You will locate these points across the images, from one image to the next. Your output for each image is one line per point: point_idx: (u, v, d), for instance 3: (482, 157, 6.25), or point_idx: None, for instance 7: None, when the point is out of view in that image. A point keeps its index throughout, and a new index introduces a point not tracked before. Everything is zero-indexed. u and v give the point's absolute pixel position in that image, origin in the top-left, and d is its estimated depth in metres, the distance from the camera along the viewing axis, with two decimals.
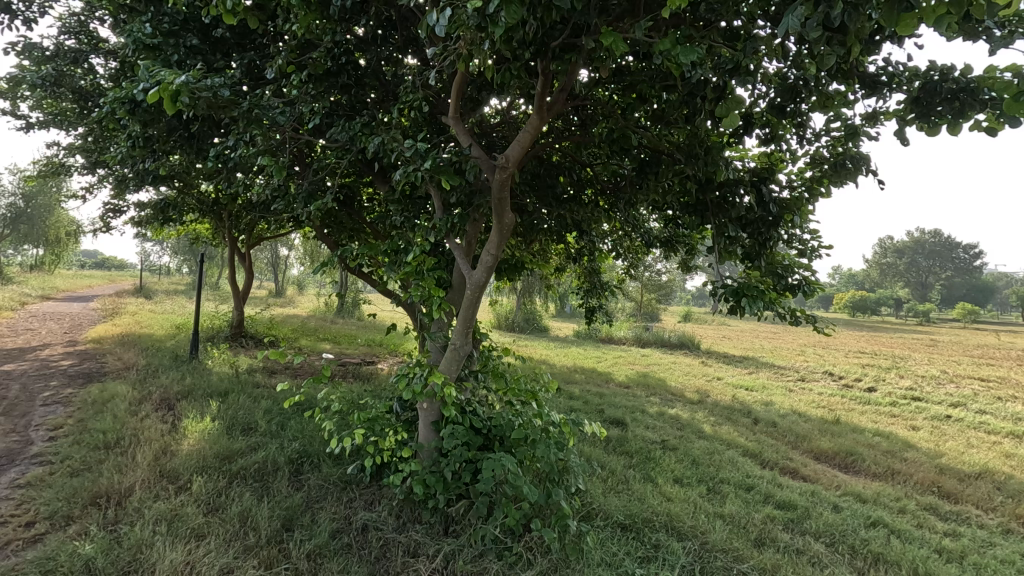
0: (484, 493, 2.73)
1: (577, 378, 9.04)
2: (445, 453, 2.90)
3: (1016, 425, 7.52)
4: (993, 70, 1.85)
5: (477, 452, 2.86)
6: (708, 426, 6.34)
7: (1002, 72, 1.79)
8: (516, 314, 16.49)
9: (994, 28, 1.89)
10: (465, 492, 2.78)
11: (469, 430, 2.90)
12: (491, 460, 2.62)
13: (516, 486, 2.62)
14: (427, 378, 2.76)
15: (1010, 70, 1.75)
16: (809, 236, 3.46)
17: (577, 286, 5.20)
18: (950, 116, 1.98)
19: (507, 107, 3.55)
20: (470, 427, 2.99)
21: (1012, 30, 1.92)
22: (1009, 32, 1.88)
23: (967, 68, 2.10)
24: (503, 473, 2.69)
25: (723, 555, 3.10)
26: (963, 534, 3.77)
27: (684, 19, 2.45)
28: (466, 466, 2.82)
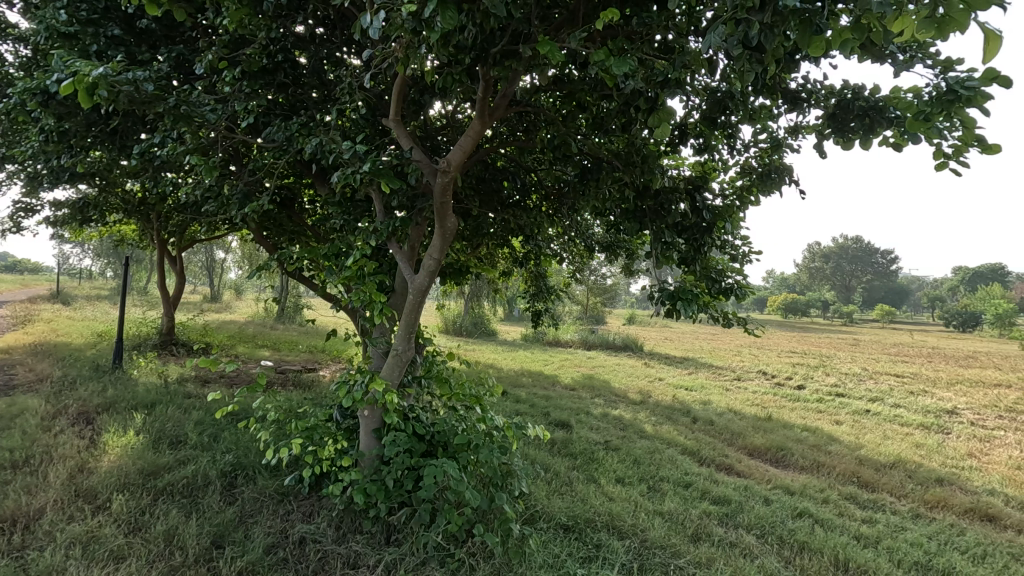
0: (426, 500, 2.70)
1: (524, 381, 9.13)
2: (387, 460, 2.84)
3: (925, 417, 8.16)
4: (897, 90, 2.01)
5: (420, 459, 2.83)
6: (650, 426, 6.52)
7: (905, 92, 1.95)
8: (464, 318, 16.41)
9: (898, 51, 2.06)
10: (408, 499, 2.73)
11: (412, 436, 2.85)
12: (432, 467, 2.58)
13: (458, 491, 2.60)
14: (368, 384, 2.70)
15: (910, 92, 1.91)
16: (740, 241, 3.63)
17: (524, 290, 5.26)
18: (862, 131, 2.14)
19: (451, 112, 3.54)
20: (413, 433, 2.95)
21: (914, 55, 2.09)
22: (911, 57, 2.04)
23: (876, 87, 2.28)
24: (445, 480, 2.66)
25: (662, 551, 3.20)
26: (877, 521, 4.04)
27: (619, 31, 2.53)
28: (408, 474, 2.78)
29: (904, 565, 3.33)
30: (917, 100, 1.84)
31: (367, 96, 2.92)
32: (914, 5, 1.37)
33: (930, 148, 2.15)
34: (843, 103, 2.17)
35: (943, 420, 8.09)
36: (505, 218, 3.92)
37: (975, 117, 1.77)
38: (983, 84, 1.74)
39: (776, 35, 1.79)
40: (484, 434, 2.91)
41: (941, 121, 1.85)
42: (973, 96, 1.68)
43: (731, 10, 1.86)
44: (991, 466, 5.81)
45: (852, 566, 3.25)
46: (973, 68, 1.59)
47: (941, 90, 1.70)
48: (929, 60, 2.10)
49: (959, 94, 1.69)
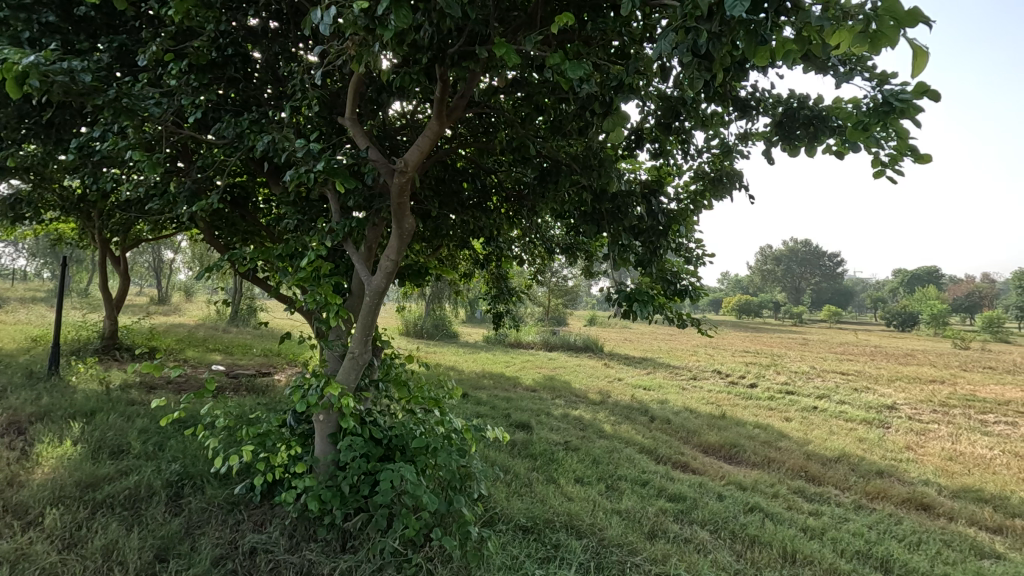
0: (383, 505, 2.64)
1: (485, 383, 9.12)
2: (342, 466, 2.78)
3: (868, 413, 8.57)
4: (839, 100, 2.10)
5: (376, 464, 2.77)
6: (608, 426, 6.61)
7: (847, 102, 2.04)
8: (425, 320, 16.23)
9: (839, 64, 2.15)
10: (364, 505, 2.67)
11: (368, 440, 2.80)
12: (389, 472, 2.53)
13: (415, 496, 2.56)
14: (323, 389, 2.63)
15: (850, 103, 2.00)
16: (694, 244, 3.72)
17: (485, 291, 5.25)
18: (807, 139, 2.23)
19: (410, 112, 3.49)
20: (370, 437, 2.89)
21: (854, 67, 2.19)
22: (850, 69, 2.14)
23: (820, 97, 2.38)
24: (402, 484, 2.62)
25: (619, 549, 3.24)
26: (823, 513, 4.21)
27: (575, 36, 2.55)
28: (365, 479, 2.71)
29: (847, 554, 3.48)
30: (856, 111, 1.92)
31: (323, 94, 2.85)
32: (850, 19, 1.43)
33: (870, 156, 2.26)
34: (789, 111, 2.25)
35: (884, 415, 8.52)
36: (465, 219, 3.90)
37: (908, 128, 1.87)
38: (915, 97, 1.84)
39: (724, 44, 1.84)
40: (442, 437, 2.89)
41: (879, 130, 1.94)
42: (906, 108, 1.78)
43: (681, 19, 1.90)
44: (926, 458, 6.15)
45: (799, 557, 3.37)
46: (905, 82, 1.68)
47: (878, 102, 1.78)
48: (866, 73, 2.20)
49: (894, 106, 1.78)
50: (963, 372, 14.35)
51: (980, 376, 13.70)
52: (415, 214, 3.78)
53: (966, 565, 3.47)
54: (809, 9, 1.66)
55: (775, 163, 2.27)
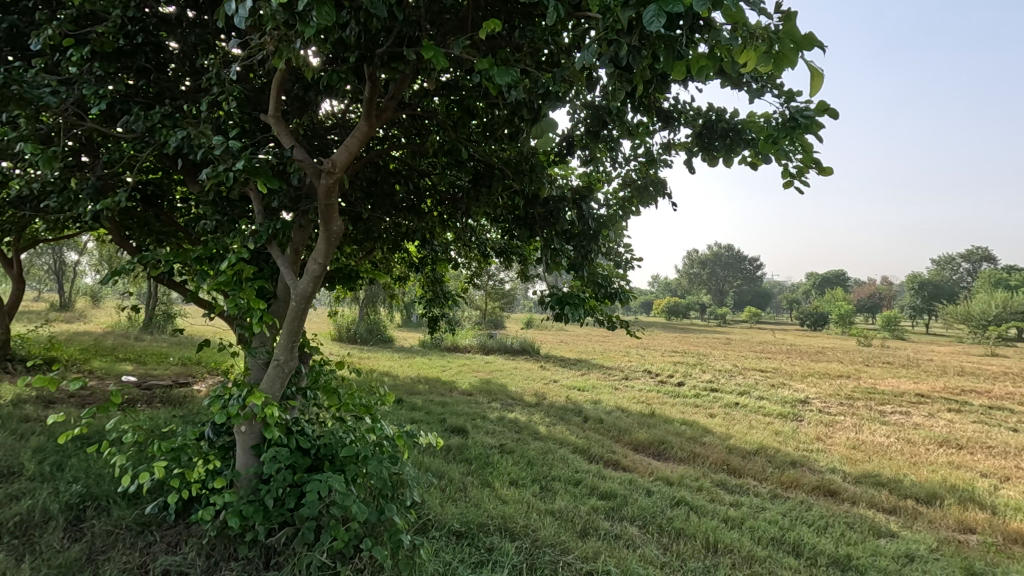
0: (310, 518, 2.53)
1: (420, 388, 8.99)
2: (266, 479, 2.63)
3: (783, 407, 9.16)
4: (753, 115, 2.24)
5: (303, 475, 2.65)
6: (543, 427, 6.68)
7: (759, 117, 2.18)
8: (358, 324, 15.80)
9: (752, 81, 2.29)
10: (289, 519, 2.55)
11: (294, 451, 2.67)
12: (315, 483, 2.43)
13: (344, 506, 2.46)
14: (245, 399, 2.49)
15: (761, 118, 2.14)
16: (623, 248, 3.84)
17: (420, 295, 5.20)
18: (724, 150, 2.36)
19: (339, 112, 3.38)
20: (296, 448, 2.76)
21: (764, 85, 2.34)
22: (762, 87, 2.29)
23: (736, 111, 2.52)
24: (331, 495, 2.52)
25: (551, 549, 3.28)
26: (742, 503, 4.46)
27: (503, 42, 2.56)
28: (290, 491, 2.59)
29: (763, 541, 3.70)
30: (767, 126, 2.06)
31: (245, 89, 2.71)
32: (755, 40, 1.53)
33: (780, 168, 2.42)
34: (708, 124, 2.37)
35: (797, 408, 9.14)
36: (398, 221, 3.82)
37: (813, 142, 2.02)
38: (817, 114, 1.99)
39: (643, 57, 1.92)
40: (373, 445, 2.76)
41: (788, 144, 2.08)
42: (809, 124, 1.93)
43: (604, 31, 1.96)
44: (834, 448, 6.64)
45: (720, 547, 3.55)
46: (807, 100, 1.82)
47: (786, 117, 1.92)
48: (776, 90, 2.36)
49: (799, 122, 1.92)
50: (865, 367, 15.66)
51: (879, 371, 14.98)
52: (345, 216, 3.67)
53: (865, 544, 3.77)
54: (720, 28, 1.76)
55: (695, 172, 2.38)
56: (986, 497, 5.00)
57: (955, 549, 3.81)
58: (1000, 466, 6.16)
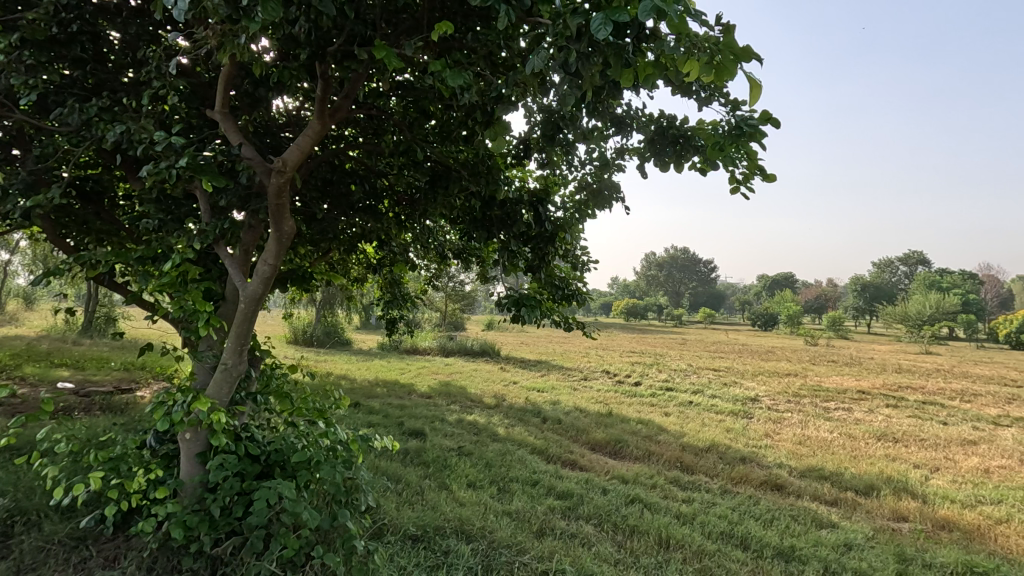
0: (259, 526, 2.44)
1: (379, 391, 8.87)
2: (213, 487, 2.53)
3: (734, 405, 9.48)
4: (701, 122, 2.31)
5: (252, 483, 2.55)
6: (503, 429, 6.70)
7: (708, 124, 2.25)
8: (315, 327, 15.43)
9: (700, 90, 2.37)
10: (237, 528, 2.46)
11: (243, 458, 2.57)
12: (264, 490, 2.34)
13: (295, 513, 2.39)
14: (189, 405, 2.39)
15: (709, 126, 2.22)
16: (580, 250, 3.89)
17: (378, 296, 5.14)
18: (675, 156, 2.43)
19: (292, 109, 3.28)
20: (245, 454, 2.66)
21: (711, 93, 2.43)
22: (709, 96, 2.37)
23: (685, 118, 2.59)
24: (281, 502, 2.44)
25: (507, 550, 3.29)
26: (694, 499, 4.59)
27: (456, 44, 2.54)
28: (238, 499, 2.49)
29: (713, 536, 3.82)
30: (715, 133, 2.15)
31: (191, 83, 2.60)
32: (696, 52, 1.60)
33: (727, 174, 2.51)
34: (659, 130, 2.43)
35: (747, 406, 9.48)
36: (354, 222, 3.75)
37: (756, 149, 2.12)
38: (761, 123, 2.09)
39: (592, 64, 1.95)
40: (326, 450, 2.69)
41: (734, 151, 2.17)
42: (753, 132, 2.02)
43: (555, 37, 1.98)
44: (781, 443, 6.91)
45: (672, 543, 3.64)
46: (750, 110, 1.92)
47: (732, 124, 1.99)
48: (722, 99, 2.45)
49: (744, 131, 2.01)
50: (811, 366, 16.39)
51: (823, 370, 15.70)
52: (299, 216, 3.57)
53: (808, 535, 3.94)
54: (664, 38, 1.82)
55: (648, 176, 2.44)
56: (918, 487, 5.31)
57: (888, 537, 4.03)
58: (930, 457, 6.55)
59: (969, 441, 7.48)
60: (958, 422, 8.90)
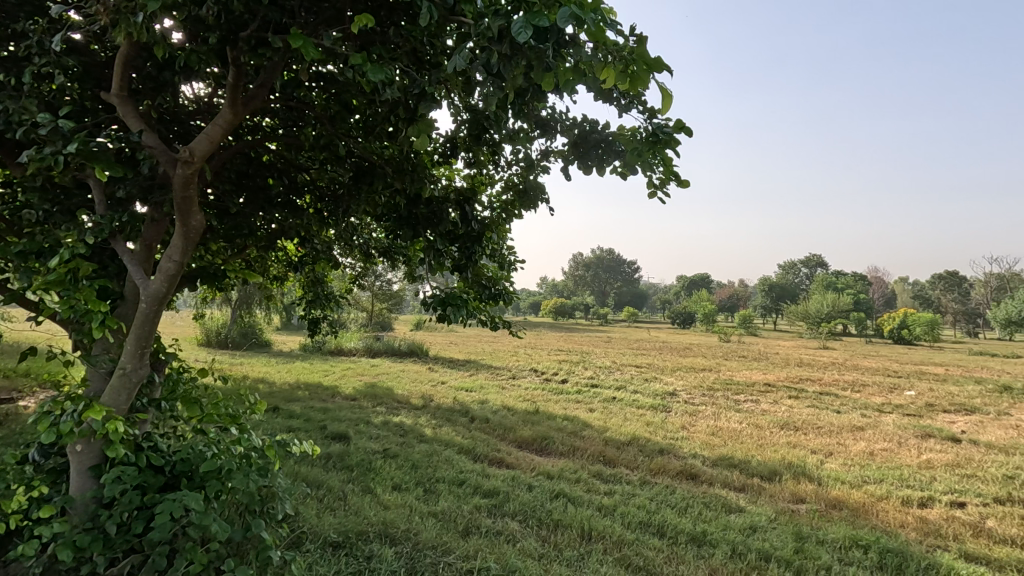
0: (162, 543, 2.25)
1: (299, 394, 8.51)
2: (109, 503, 2.30)
3: (654, 399, 9.93)
4: (621, 127, 2.41)
5: (154, 497, 2.33)
6: (430, 430, 6.63)
7: (628, 130, 2.35)
8: (230, 328, 14.58)
9: (620, 97, 2.47)
10: (137, 546, 2.24)
11: (145, 470, 2.34)
12: (169, 503, 2.15)
13: (204, 526, 2.22)
14: (81, 415, 2.15)
15: (628, 132, 2.31)
16: (506, 250, 3.92)
17: (300, 296, 4.95)
18: (597, 160, 2.51)
19: (202, 95, 3.05)
20: (148, 465, 2.42)
21: (630, 101, 2.53)
22: (628, 103, 2.47)
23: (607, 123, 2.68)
24: (187, 516, 2.26)
25: (432, 551, 3.26)
26: (615, 491, 4.76)
27: (377, 37, 2.47)
28: (138, 515, 2.28)
29: (632, 525, 3.98)
30: (634, 138, 2.24)
31: (83, 62, 2.35)
32: (613, 60, 1.67)
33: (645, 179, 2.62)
34: (582, 134, 2.50)
35: (666, 400, 9.95)
36: (273, 218, 3.55)
37: (671, 156, 2.24)
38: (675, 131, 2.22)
39: (514, 66, 1.96)
40: (239, 458, 2.49)
41: (651, 157, 2.28)
42: (668, 139, 2.13)
43: (477, 37, 1.98)
44: (696, 435, 7.31)
45: (594, 535, 3.76)
46: (666, 119, 2.02)
47: (651, 131, 2.09)
48: (640, 107, 2.56)
49: (660, 137, 2.13)
50: (723, 361, 17.47)
51: (734, 364, 16.80)
52: (210, 210, 3.32)
53: (718, 520, 4.19)
54: (583, 45, 1.87)
55: (572, 178, 2.50)
56: (815, 470, 5.80)
57: (788, 518, 4.37)
58: (824, 443, 7.17)
59: (858, 427, 8.25)
60: (849, 410, 9.79)
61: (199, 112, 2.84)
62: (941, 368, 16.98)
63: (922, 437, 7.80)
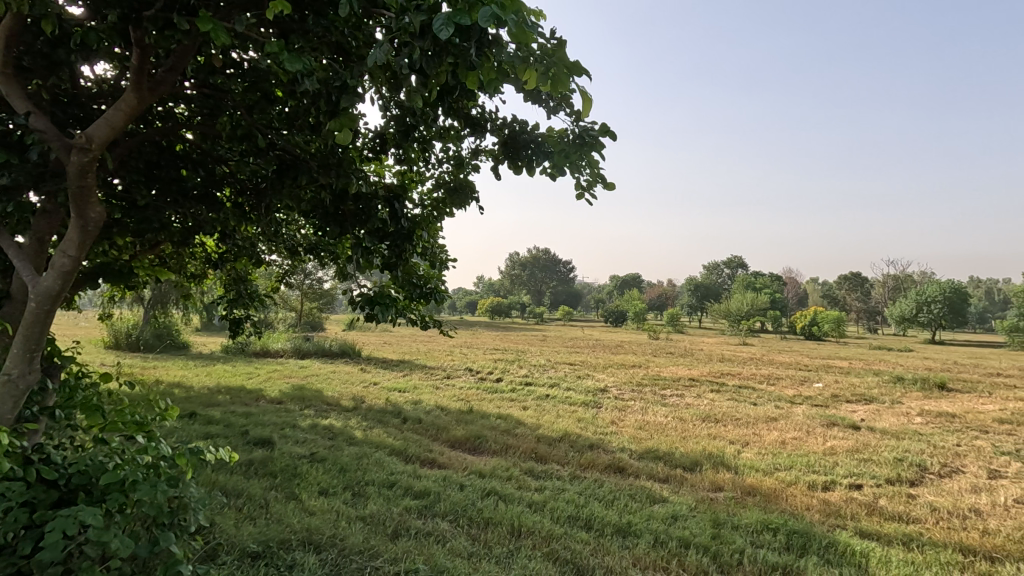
0: (54, 563, 2.03)
1: (219, 399, 8.04)
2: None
3: (586, 396, 10.16)
4: (549, 129, 2.44)
5: (45, 516, 2.09)
6: (360, 432, 6.45)
7: (555, 131, 2.39)
8: (142, 329, 13.54)
9: (548, 99, 2.51)
10: (24, 569, 2.01)
11: (35, 484, 2.09)
12: (60, 519, 1.89)
13: (102, 543, 2.00)
14: None
15: (555, 133, 2.35)
16: (438, 248, 3.88)
17: (220, 295, 4.67)
18: (525, 161, 2.53)
19: (107, 76, 2.77)
20: (39, 481, 2.17)
21: (558, 103, 2.58)
22: (556, 105, 2.51)
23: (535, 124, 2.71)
24: (84, 534, 2.05)
25: (359, 556, 3.18)
26: (545, 487, 4.83)
27: (295, 25, 2.36)
28: (25, 535, 2.05)
29: (561, 520, 4.05)
30: (562, 140, 2.28)
31: None
32: (535, 62, 1.68)
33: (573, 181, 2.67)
34: (511, 134, 2.52)
35: (597, 397, 10.22)
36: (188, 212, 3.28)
37: (597, 159, 2.29)
38: (600, 135, 2.28)
39: (437, 63, 1.93)
40: (147, 468, 2.21)
41: (578, 158, 2.33)
42: (593, 142, 2.18)
43: (398, 31, 1.93)
44: (624, 430, 7.54)
45: (523, 531, 3.79)
46: (590, 122, 2.08)
47: (577, 133, 2.14)
48: (567, 110, 2.61)
49: (586, 140, 2.17)
50: (652, 358, 18.16)
51: (661, 360, 17.51)
52: (116, 202, 3.03)
53: (642, 511, 4.34)
54: (506, 46, 1.87)
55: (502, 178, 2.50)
56: (733, 460, 6.14)
57: (707, 506, 4.60)
58: (741, 434, 7.60)
59: (771, 418, 8.81)
60: (764, 402, 10.44)
61: (101, 94, 2.58)
62: (844, 362, 18.47)
63: (827, 425, 8.45)
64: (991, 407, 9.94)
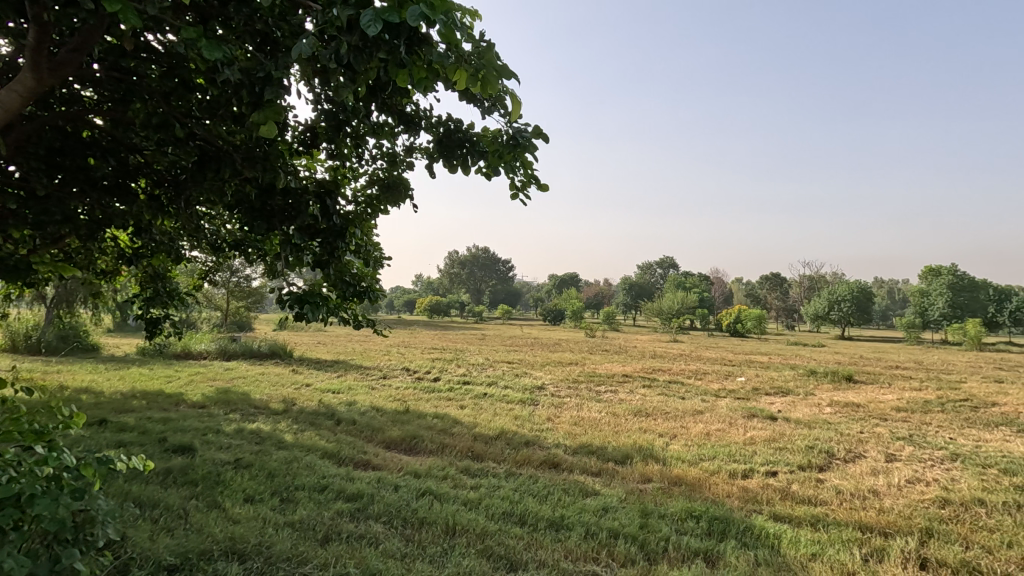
0: None
1: (134, 404, 7.52)
2: None
3: (523, 394, 10.27)
4: (484, 129, 2.47)
5: None
6: (290, 435, 6.23)
7: (490, 131, 2.42)
8: (45, 330, 12.42)
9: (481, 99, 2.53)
10: None
11: None
12: None
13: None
14: None
15: (489, 134, 2.38)
16: (373, 246, 3.82)
17: (135, 293, 4.38)
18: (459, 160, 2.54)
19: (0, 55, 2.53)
20: None
21: (491, 104, 2.61)
22: (489, 105, 2.54)
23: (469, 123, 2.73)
24: None
25: (286, 563, 3.08)
26: (481, 485, 4.85)
27: (213, 11, 2.24)
28: None
29: (495, 516, 4.09)
30: (495, 141, 2.31)
31: None
32: (465, 63, 1.70)
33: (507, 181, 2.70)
34: (446, 133, 2.52)
35: (534, 394, 10.35)
36: (96, 204, 3.03)
37: (530, 160, 2.34)
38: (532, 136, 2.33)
39: (366, 59, 1.90)
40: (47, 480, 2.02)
41: (512, 158, 2.37)
42: (525, 143, 2.23)
43: (324, 25, 1.88)
44: (559, 426, 7.69)
45: (458, 529, 3.80)
46: (522, 124, 2.12)
47: (510, 133, 2.17)
48: (501, 110, 2.64)
49: (519, 141, 2.21)
50: (588, 355, 18.59)
51: (597, 358, 17.96)
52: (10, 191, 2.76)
53: (575, 504, 4.45)
54: (435, 45, 1.87)
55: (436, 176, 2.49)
56: (661, 452, 6.40)
57: (636, 497, 4.78)
58: (670, 427, 7.94)
59: (697, 411, 9.25)
60: (691, 396, 10.93)
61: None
62: (765, 357, 19.67)
63: (748, 416, 8.97)
64: (890, 397, 10.90)
